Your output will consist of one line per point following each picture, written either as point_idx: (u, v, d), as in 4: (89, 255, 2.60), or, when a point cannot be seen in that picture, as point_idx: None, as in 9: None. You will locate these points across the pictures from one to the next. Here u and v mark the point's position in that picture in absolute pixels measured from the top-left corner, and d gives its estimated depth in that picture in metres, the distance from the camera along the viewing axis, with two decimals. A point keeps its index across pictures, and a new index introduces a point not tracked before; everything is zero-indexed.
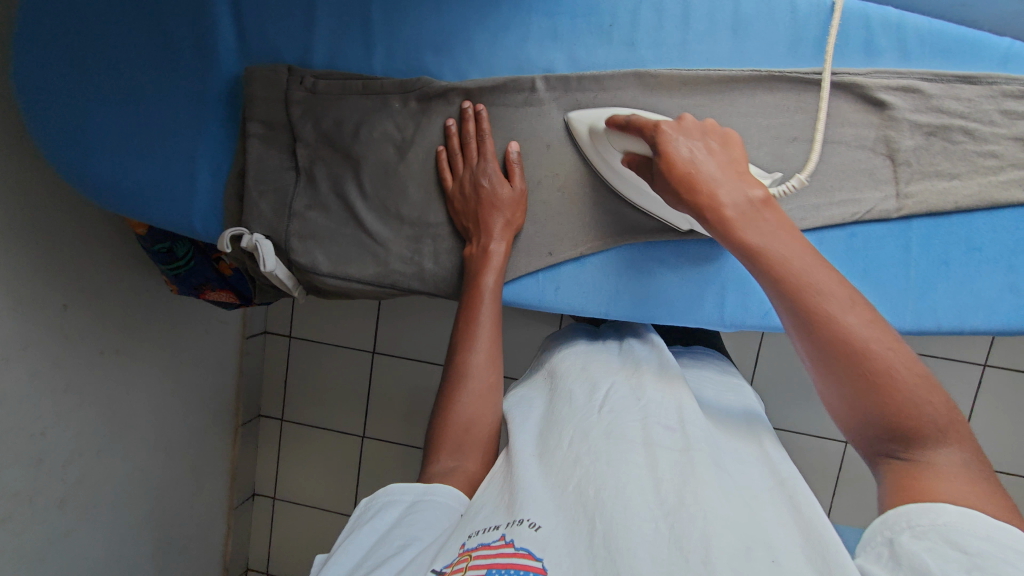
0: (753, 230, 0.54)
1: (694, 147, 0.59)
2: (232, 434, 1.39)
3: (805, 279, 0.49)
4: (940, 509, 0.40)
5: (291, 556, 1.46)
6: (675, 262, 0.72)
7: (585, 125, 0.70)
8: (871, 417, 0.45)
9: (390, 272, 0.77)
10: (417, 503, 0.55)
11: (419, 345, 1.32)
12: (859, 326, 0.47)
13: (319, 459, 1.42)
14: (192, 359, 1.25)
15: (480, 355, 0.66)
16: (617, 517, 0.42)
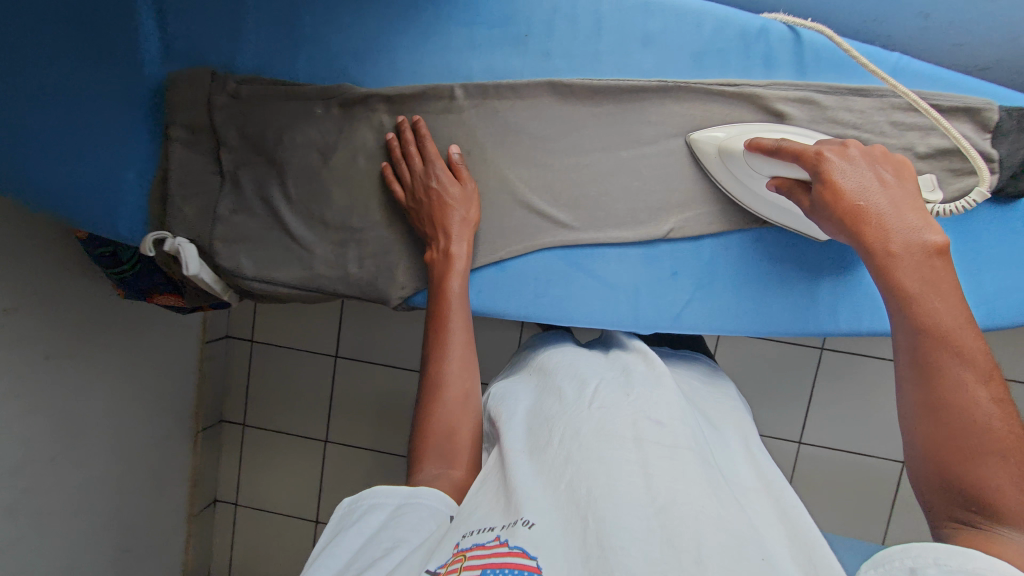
0: (907, 270, 0.56)
1: (855, 176, 0.61)
2: (192, 440, 1.37)
3: (949, 331, 0.53)
4: (965, 554, 0.42)
5: (258, 565, 1.45)
6: (578, 267, 0.80)
7: (714, 147, 0.75)
8: (958, 473, 0.48)
9: (315, 276, 0.80)
10: (401, 507, 0.57)
11: (387, 347, 1.33)
12: (972, 386, 0.50)
13: (282, 464, 1.41)
14: (148, 367, 1.21)
15: (455, 362, 0.68)
16: (607, 516, 0.44)
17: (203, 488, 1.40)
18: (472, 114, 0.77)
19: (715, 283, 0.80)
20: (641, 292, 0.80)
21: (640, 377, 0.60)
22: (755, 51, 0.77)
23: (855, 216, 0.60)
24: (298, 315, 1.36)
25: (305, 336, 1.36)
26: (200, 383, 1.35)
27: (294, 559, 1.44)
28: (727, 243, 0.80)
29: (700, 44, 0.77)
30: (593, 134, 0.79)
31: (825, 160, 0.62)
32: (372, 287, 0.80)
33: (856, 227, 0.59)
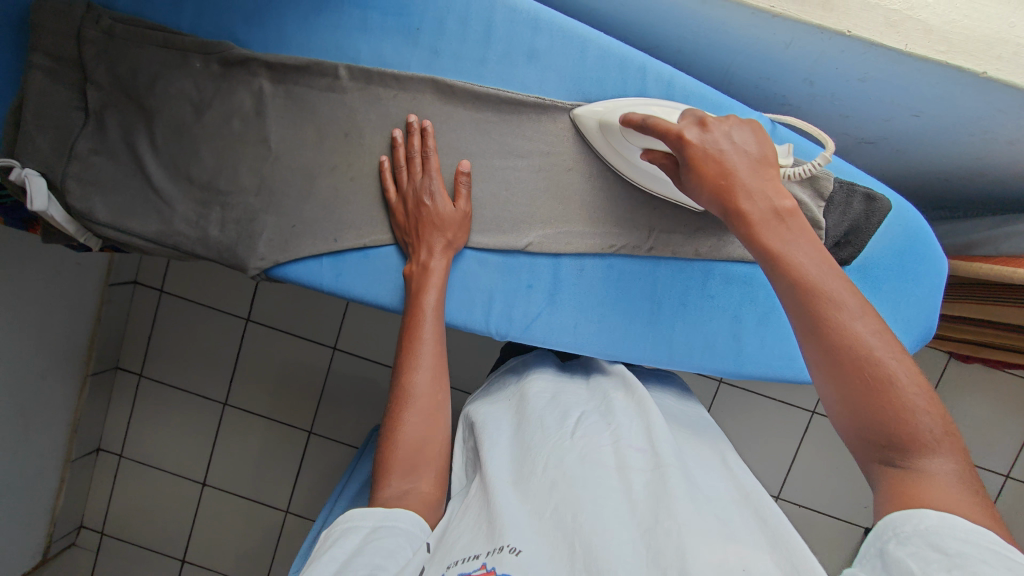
0: (771, 240, 0.55)
1: (716, 144, 0.58)
2: (80, 384, 1.30)
3: (821, 285, 0.50)
4: (922, 513, 0.42)
5: (139, 522, 1.40)
6: (505, 280, 0.74)
7: (594, 121, 0.69)
8: (869, 420, 0.47)
9: (171, 233, 0.69)
10: (376, 530, 0.54)
11: (305, 319, 1.33)
12: (860, 326, 0.48)
13: (179, 419, 1.37)
14: (42, 305, 1.14)
15: (425, 375, 0.64)
16: (595, 538, 0.48)
17: (84, 434, 1.34)
18: (355, 98, 0.69)
19: (574, 304, 0.75)
20: (495, 300, 0.74)
21: (622, 409, 0.65)
22: (632, 86, 0.72)
23: (720, 187, 0.57)
24: (211, 274, 1.33)
25: (215, 296, 1.34)
26: (95, 328, 1.29)
27: (178, 520, 1.39)
28: (585, 265, 0.75)
29: (580, 69, 0.71)
30: (471, 136, 0.71)
31: (687, 142, 0.58)
32: (231, 255, 0.69)
33: (723, 201, 0.58)
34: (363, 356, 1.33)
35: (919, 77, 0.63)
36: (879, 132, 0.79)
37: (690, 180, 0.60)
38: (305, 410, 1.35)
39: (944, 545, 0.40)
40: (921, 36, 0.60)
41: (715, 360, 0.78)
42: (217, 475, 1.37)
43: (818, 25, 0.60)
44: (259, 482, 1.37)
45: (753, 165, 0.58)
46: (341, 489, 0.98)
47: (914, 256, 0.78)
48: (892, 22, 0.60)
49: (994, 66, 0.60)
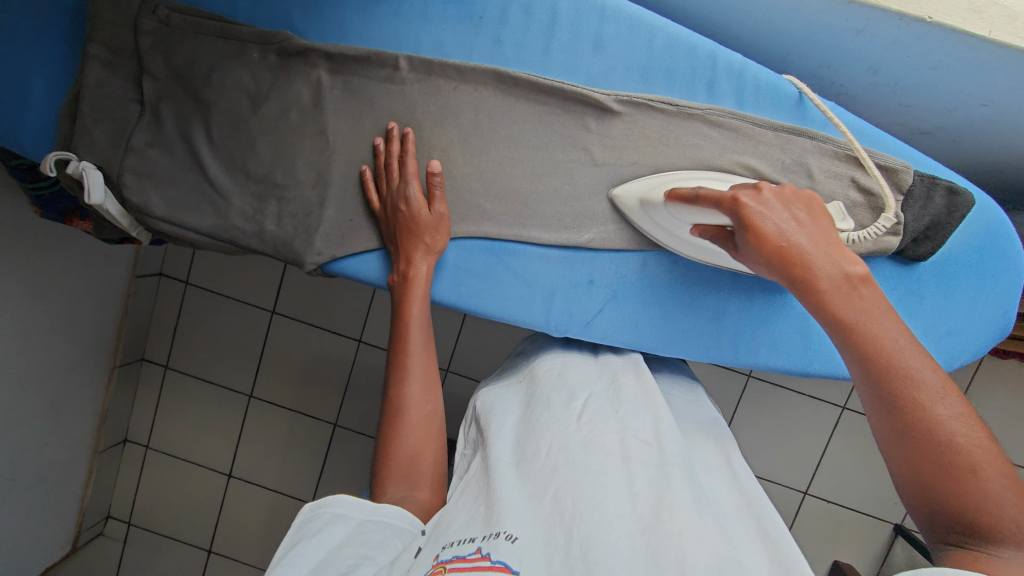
0: (842, 310, 0.51)
1: (776, 214, 0.54)
2: (107, 375, 1.31)
3: (896, 360, 0.48)
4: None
5: (166, 513, 1.41)
6: (572, 275, 0.73)
7: (634, 198, 0.70)
8: (945, 506, 0.44)
9: (228, 228, 0.69)
10: (365, 524, 0.55)
11: (337, 313, 1.33)
12: (944, 413, 0.46)
13: (208, 412, 1.38)
14: (74, 294, 1.14)
15: (415, 388, 0.64)
16: (593, 527, 0.46)
17: (112, 425, 1.35)
18: (413, 89, 0.68)
19: (634, 301, 0.74)
20: (556, 296, 0.73)
21: (626, 400, 0.63)
22: (698, 75, 0.71)
23: (780, 255, 0.53)
24: (245, 267, 1.33)
25: (246, 290, 1.34)
26: (123, 319, 1.29)
27: (204, 512, 1.40)
28: (645, 262, 0.74)
29: (646, 59, 0.69)
30: (528, 129, 0.70)
31: (741, 206, 0.55)
32: (288, 249, 0.69)
33: (786, 273, 0.53)
34: None
35: (997, 66, 0.62)
36: (937, 122, 0.78)
37: (746, 255, 0.57)
38: (332, 404, 1.35)
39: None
40: (1006, 23, 0.58)
41: (780, 357, 0.77)
42: (245, 467, 1.38)
43: (897, 10, 0.59)
44: (286, 475, 1.37)
45: (824, 237, 0.54)
46: None
47: (993, 252, 0.77)
48: (973, 8, 0.58)
49: None
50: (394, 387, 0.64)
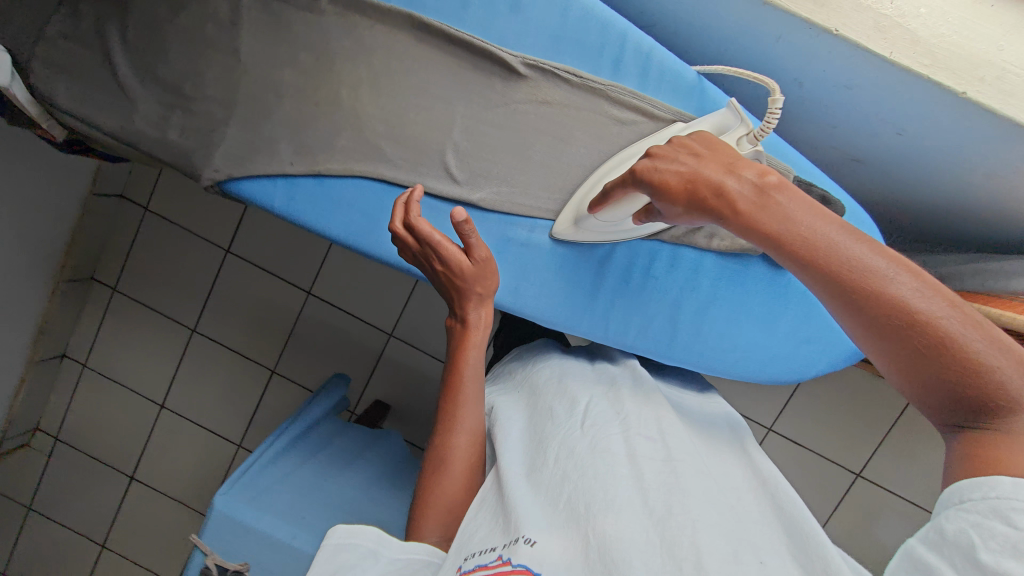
0: (767, 220, 0.50)
1: (671, 164, 0.55)
2: (52, 288, 1.29)
3: (835, 254, 0.47)
4: (994, 479, 0.39)
5: (95, 434, 1.41)
6: (458, 235, 0.71)
7: (568, 223, 0.72)
8: (936, 388, 0.43)
9: (131, 131, 0.64)
10: (394, 563, 0.56)
11: (280, 257, 1.33)
12: (908, 291, 0.44)
13: (149, 338, 1.38)
14: (20, 203, 1.12)
15: (462, 439, 0.62)
16: (609, 530, 0.48)
17: (50, 340, 1.33)
18: (331, 22, 0.66)
19: (530, 281, 0.74)
20: None
21: (629, 401, 0.65)
22: (607, 51, 0.71)
23: (693, 197, 0.53)
24: (198, 198, 1.33)
25: (199, 221, 1.33)
26: (76, 235, 1.28)
27: (133, 438, 1.41)
28: (542, 237, 0.73)
29: (558, 27, 0.69)
30: (444, 82, 0.69)
31: (637, 176, 0.58)
32: (188, 163, 0.65)
33: (713, 212, 0.53)
34: (333, 304, 1.33)
35: (904, 89, 0.64)
36: (865, 151, 0.81)
37: (674, 215, 0.57)
38: (272, 350, 1.36)
39: (1013, 515, 0.36)
40: (907, 46, 0.61)
41: (685, 352, 0.79)
42: (178, 399, 1.39)
43: (806, 18, 0.62)
44: (218, 413, 1.38)
45: (726, 164, 0.53)
46: (288, 424, 0.95)
47: None
48: (880, 26, 0.61)
49: (975, 87, 0.61)
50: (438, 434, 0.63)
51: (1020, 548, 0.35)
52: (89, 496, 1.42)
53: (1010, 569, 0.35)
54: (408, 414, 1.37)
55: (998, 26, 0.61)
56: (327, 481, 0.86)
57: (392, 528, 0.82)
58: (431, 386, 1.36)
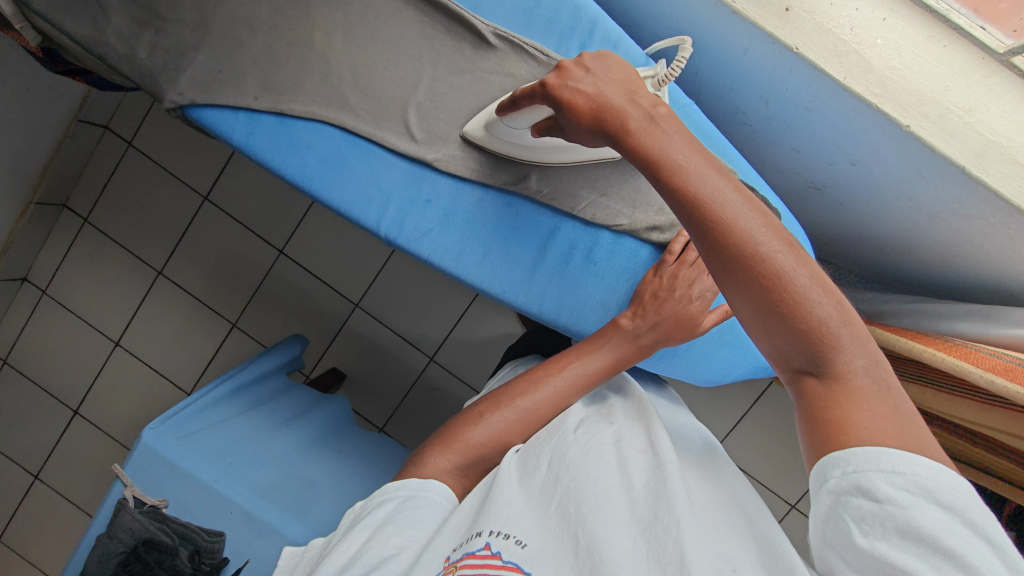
0: (645, 141, 0.49)
1: (580, 82, 0.53)
2: (22, 208, 1.27)
3: (693, 184, 0.45)
4: (845, 454, 0.38)
5: (42, 364, 1.38)
6: (413, 191, 0.70)
7: (479, 130, 0.68)
8: (784, 336, 0.42)
9: (99, 42, 0.63)
10: (410, 500, 0.56)
11: (254, 208, 1.33)
12: (760, 233, 0.42)
13: (113, 273, 1.36)
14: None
15: (546, 400, 0.64)
16: (598, 528, 0.45)
17: (12, 261, 1.30)
18: None
19: (472, 248, 0.71)
20: (392, 203, 0.69)
21: (624, 418, 0.62)
22: (576, 36, 0.74)
23: (597, 115, 0.52)
24: (184, 140, 1.32)
25: (181, 163, 1.33)
26: (52, 157, 1.27)
27: (82, 372, 1.38)
28: (488, 208, 0.72)
29: (532, 5, 0.73)
30: (419, 44, 0.71)
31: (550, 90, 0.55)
32: (152, 83, 0.65)
33: (612, 130, 0.51)
34: (299, 263, 1.33)
35: (846, 110, 0.72)
36: (826, 178, 0.86)
37: (573, 128, 0.55)
38: (235, 301, 1.35)
39: (873, 487, 0.36)
40: (862, 74, 0.68)
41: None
42: (135, 338, 1.37)
43: (771, 33, 0.69)
44: (173, 358, 1.37)
45: (628, 90, 0.52)
46: (231, 375, 0.95)
47: None
48: (838, 51, 0.68)
49: (918, 122, 0.67)
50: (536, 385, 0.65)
51: (887, 523, 0.36)
52: (24, 426, 1.38)
53: (887, 553, 0.35)
54: (361, 384, 1.37)
55: (947, 69, 0.67)
56: (262, 432, 0.86)
57: (317, 485, 0.81)
58: (388, 360, 1.36)
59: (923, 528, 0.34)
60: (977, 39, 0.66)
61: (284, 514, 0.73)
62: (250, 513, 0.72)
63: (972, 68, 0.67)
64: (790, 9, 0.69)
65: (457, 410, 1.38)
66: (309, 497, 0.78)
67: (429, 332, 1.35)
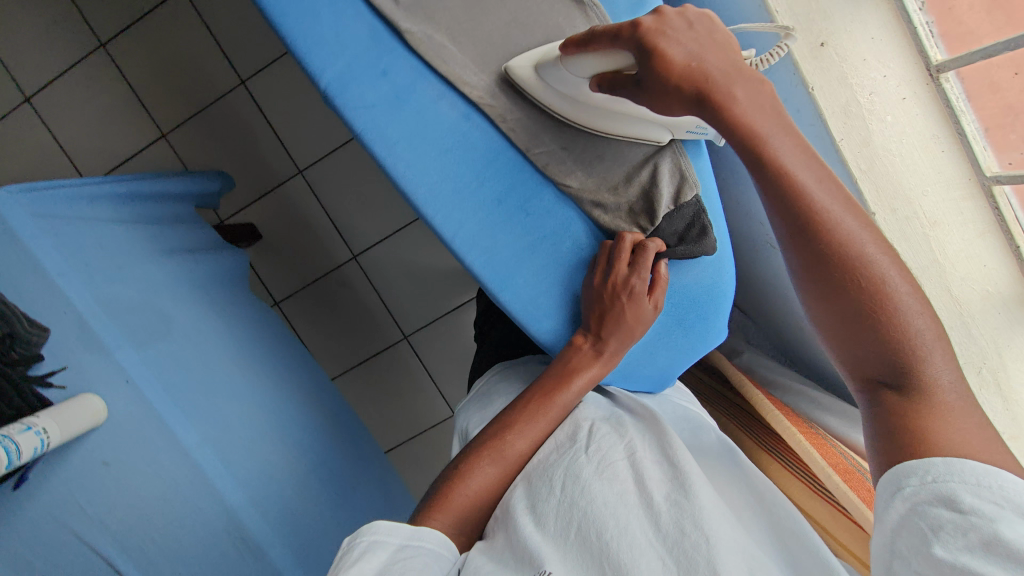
0: (750, 122, 0.51)
1: (674, 36, 0.51)
2: None
3: (800, 180, 0.51)
4: (928, 464, 0.44)
5: None
6: (369, 55, 0.59)
7: (527, 68, 0.60)
8: (868, 346, 0.50)
9: None
10: (404, 550, 0.50)
11: (230, 22, 1.20)
12: (861, 240, 0.50)
13: (51, 26, 1.19)
14: None
15: (524, 440, 0.59)
16: (628, 560, 0.45)
17: None
18: None
19: (409, 145, 0.59)
20: (345, 55, 0.58)
21: (635, 426, 0.59)
22: None
23: (691, 76, 0.50)
24: None
25: None
26: None
27: None
28: (443, 109, 0.61)
29: None
30: None
31: (643, 31, 0.50)
32: None
33: (703, 99, 0.51)
34: (259, 104, 1.23)
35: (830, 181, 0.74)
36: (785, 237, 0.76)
37: (653, 89, 0.52)
38: (174, 111, 1.23)
39: (957, 499, 0.41)
40: (857, 142, 0.71)
41: (538, 321, 0.65)
42: (50, 103, 1.22)
43: (798, 62, 0.70)
44: (86, 142, 1.24)
45: (731, 62, 0.51)
46: (130, 179, 0.89)
47: (710, 297, 0.70)
48: (847, 110, 0.71)
49: (883, 212, 0.71)
50: (502, 429, 0.60)
51: (964, 528, 0.40)
52: None
53: (966, 561, 0.39)
54: (272, 250, 1.30)
55: (932, 169, 0.73)
56: (133, 250, 0.80)
57: (169, 322, 0.78)
58: (312, 243, 1.30)
59: (1008, 541, 0.38)
60: (975, 154, 0.73)
61: (121, 337, 0.69)
62: (84, 324, 0.66)
63: (958, 181, 0.74)
64: (824, 45, 0.71)
65: (357, 313, 1.34)
66: (154, 331, 0.75)
67: (360, 229, 1.29)
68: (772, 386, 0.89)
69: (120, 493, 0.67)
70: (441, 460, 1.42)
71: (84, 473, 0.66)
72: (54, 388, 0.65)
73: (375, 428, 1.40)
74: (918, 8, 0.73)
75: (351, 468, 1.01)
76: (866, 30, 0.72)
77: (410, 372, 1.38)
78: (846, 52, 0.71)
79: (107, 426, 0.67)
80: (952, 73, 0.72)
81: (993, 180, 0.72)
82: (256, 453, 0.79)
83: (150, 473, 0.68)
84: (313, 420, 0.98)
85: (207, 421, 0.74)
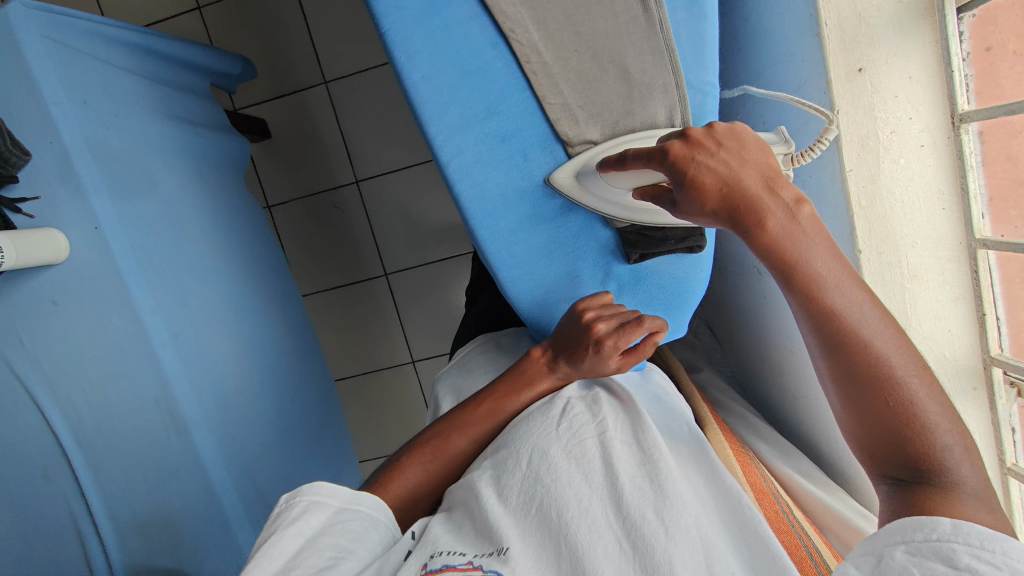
0: (789, 251, 0.50)
1: (711, 156, 0.50)
2: None
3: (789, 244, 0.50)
4: (935, 521, 0.44)
5: None
6: None
7: (570, 177, 0.59)
8: (876, 439, 0.50)
9: None
10: (343, 513, 0.52)
11: None
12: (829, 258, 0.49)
13: None
14: None
15: (464, 439, 0.62)
16: (586, 541, 0.44)
17: None
18: None
19: (430, 57, 0.52)
20: None
21: (612, 409, 0.58)
22: None
23: (726, 205, 0.50)
24: None
25: None
26: None
27: None
28: (472, 29, 0.53)
29: None
30: None
31: (682, 161, 0.50)
32: None
33: (739, 220, 0.50)
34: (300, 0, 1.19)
35: None
36: None
37: (689, 209, 0.52)
38: None
39: (955, 558, 0.41)
40: (865, 178, 0.59)
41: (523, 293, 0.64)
42: None
43: (829, 81, 0.58)
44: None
45: (764, 178, 0.50)
46: (150, 33, 0.86)
47: (677, 291, 0.69)
48: (865, 142, 0.59)
49: (916, 245, 0.60)
50: (448, 430, 0.62)
51: None
52: None
53: None
54: (278, 153, 1.29)
55: (925, 225, 0.60)
56: (137, 105, 0.79)
57: (154, 184, 0.77)
58: (316, 156, 1.28)
59: None
60: (972, 212, 0.59)
61: (100, 183, 0.67)
62: (67, 158, 0.65)
63: (947, 242, 0.60)
64: (863, 71, 0.57)
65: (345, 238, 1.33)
66: (138, 187, 0.74)
67: (370, 157, 1.27)
68: (719, 406, 0.90)
69: (64, 335, 0.66)
70: (389, 400, 1.44)
71: (32, 307, 0.65)
72: (22, 215, 0.64)
73: (331, 354, 1.41)
74: (960, 30, 0.56)
75: (298, 379, 1.01)
76: (907, 60, 0.57)
77: (383, 311, 1.38)
78: (883, 83, 0.58)
79: (65, 267, 0.65)
80: (977, 124, 0.57)
81: (981, 243, 0.59)
82: (208, 336, 0.79)
83: (97, 326, 0.67)
84: (273, 324, 0.98)
85: (166, 288, 0.73)
